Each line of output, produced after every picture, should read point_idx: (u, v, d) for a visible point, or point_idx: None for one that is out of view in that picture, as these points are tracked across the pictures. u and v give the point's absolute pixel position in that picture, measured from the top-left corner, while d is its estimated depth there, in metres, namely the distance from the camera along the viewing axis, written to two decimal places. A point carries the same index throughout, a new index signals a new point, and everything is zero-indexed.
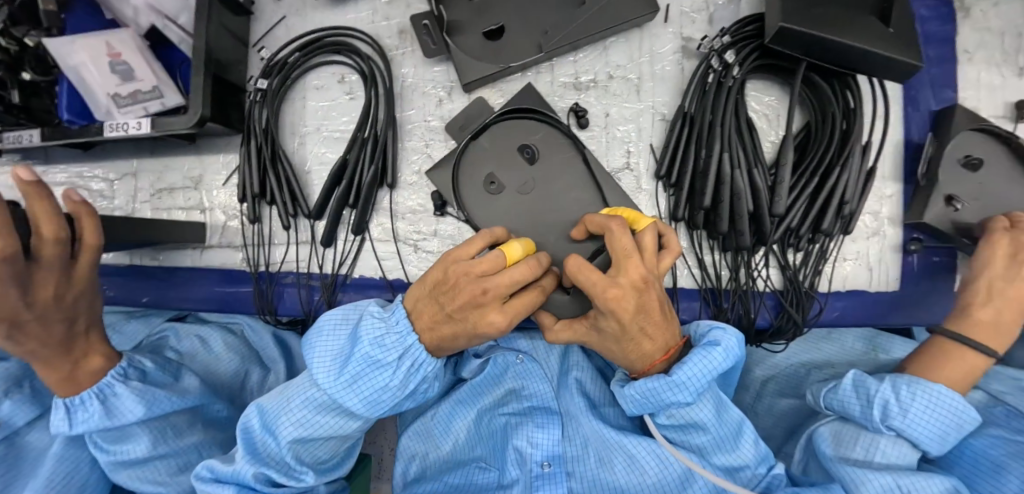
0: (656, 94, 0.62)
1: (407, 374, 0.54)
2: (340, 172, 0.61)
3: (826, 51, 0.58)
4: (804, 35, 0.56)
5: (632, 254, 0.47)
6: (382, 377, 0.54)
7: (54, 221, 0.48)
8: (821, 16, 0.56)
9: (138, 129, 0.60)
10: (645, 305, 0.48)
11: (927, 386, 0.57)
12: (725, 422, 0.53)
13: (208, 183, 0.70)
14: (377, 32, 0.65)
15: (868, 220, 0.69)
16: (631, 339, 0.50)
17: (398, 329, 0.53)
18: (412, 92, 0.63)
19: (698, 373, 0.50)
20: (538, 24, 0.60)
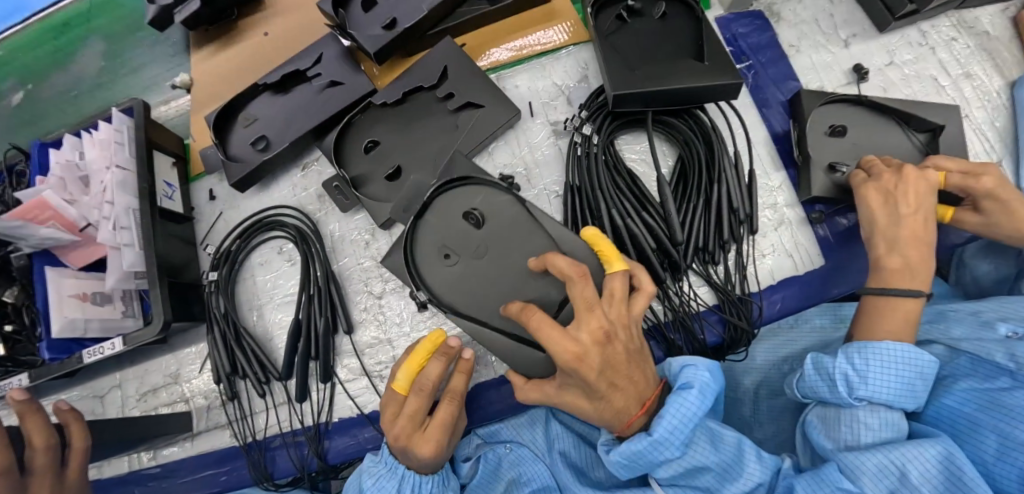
0: (545, 177, 0.72)
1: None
2: (297, 331, 0.67)
3: (662, 97, 0.68)
4: (636, 94, 0.67)
5: (594, 307, 0.45)
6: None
7: (45, 430, 0.50)
8: (645, 76, 0.68)
9: (112, 348, 0.68)
10: (608, 358, 0.46)
11: (876, 347, 0.51)
12: (721, 451, 0.52)
13: (187, 374, 0.75)
14: (301, 202, 0.75)
15: (769, 214, 0.76)
16: (604, 401, 0.49)
17: (390, 463, 0.57)
18: (343, 242, 0.72)
19: (678, 423, 0.48)
20: (425, 153, 0.70)
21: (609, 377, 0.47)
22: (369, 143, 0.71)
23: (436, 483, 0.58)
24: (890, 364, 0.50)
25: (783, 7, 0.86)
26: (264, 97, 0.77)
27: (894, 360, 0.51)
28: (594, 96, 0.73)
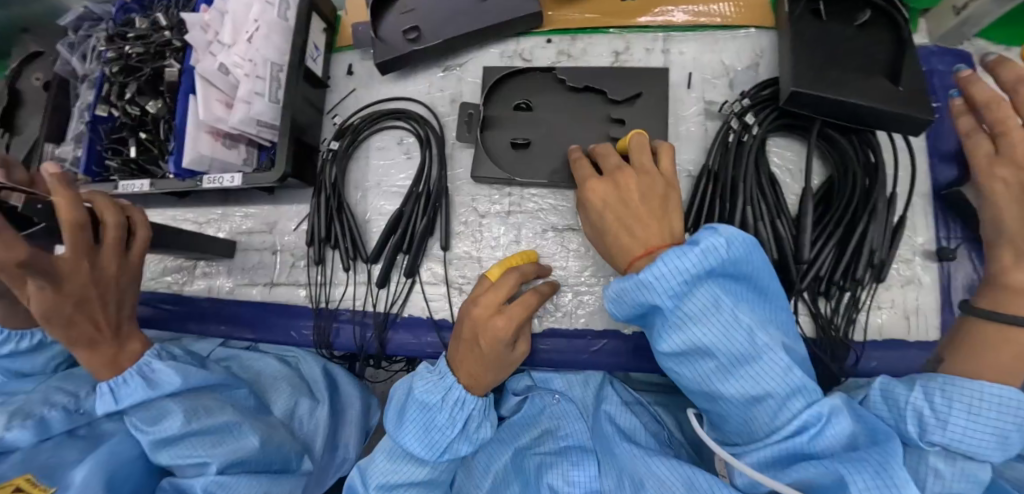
0: (682, 153, 0.68)
1: (455, 410, 0.58)
2: (396, 222, 0.68)
3: (838, 111, 0.63)
4: (815, 98, 0.62)
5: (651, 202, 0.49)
6: (434, 416, 0.58)
7: (110, 200, 0.57)
8: (829, 80, 0.63)
9: (232, 182, 0.72)
10: (664, 209, 0.49)
11: (963, 384, 0.42)
12: (743, 365, 0.43)
13: (281, 228, 0.80)
14: (433, 101, 0.74)
15: (902, 268, 0.68)
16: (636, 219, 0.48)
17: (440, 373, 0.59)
18: (460, 154, 0.72)
19: (697, 318, 0.44)
20: (559, 136, 0.67)
21: (643, 186, 0.49)
22: (521, 103, 0.69)
23: (480, 408, 0.59)
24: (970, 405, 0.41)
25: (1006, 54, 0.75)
26: None
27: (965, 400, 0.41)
28: (763, 85, 0.67)
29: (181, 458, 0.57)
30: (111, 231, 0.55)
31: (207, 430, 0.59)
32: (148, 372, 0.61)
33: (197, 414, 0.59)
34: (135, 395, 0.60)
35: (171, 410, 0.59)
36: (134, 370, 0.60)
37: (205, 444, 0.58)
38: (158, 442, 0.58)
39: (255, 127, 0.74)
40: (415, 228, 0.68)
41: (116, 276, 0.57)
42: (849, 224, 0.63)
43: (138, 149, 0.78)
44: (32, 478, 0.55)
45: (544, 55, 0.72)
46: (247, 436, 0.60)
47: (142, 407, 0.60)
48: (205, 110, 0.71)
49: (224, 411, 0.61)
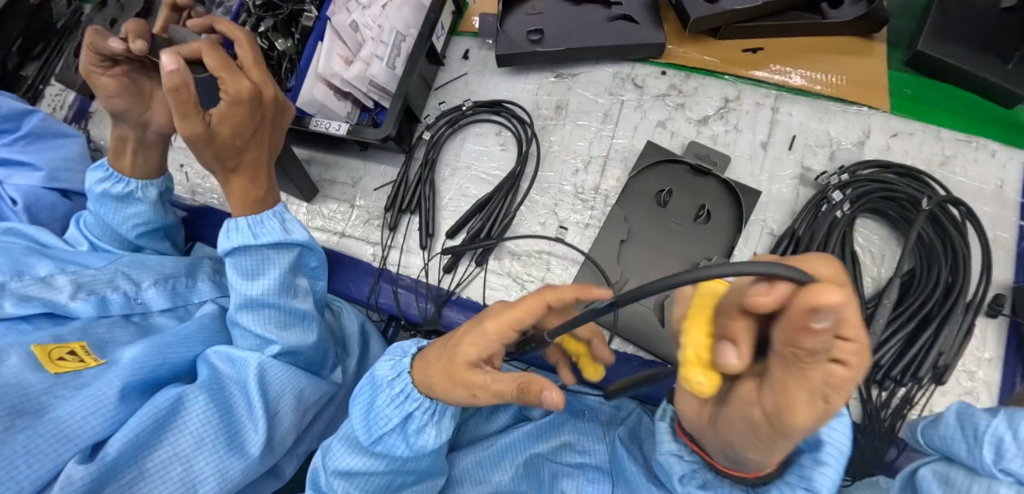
0: (768, 210, 0.68)
1: (397, 401, 0.48)
2: (492, 213, 0.68)
3: (897, 203, 0.67)
4: (875, 184, 0.66)
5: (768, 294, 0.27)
6: (375, 400, 0.49)
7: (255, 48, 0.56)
8: (888, 170, 0.68)
9: (337, 131, 0.71)
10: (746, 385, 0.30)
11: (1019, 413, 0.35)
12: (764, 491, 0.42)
13: (365, 184, 0.79)
14: (537, 103, 0.75)
15: (962, 378, 0.66)
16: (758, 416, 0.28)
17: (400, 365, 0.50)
18: (554, 158, 0.72)
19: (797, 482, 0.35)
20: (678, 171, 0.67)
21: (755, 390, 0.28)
22: (660, 192, 0.67)
23: (424, 408, 0.48)
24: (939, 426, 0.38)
25: None
26: None
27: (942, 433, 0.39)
28: (863, 166, 0.68)
29: (259, 328, 0.59)
30: (271, 87, 0.56)
31: (284, 307, 0.60)
32: (284, 222, 0.61)
33: (290, 289, 0.61)
34: (265, 233, 0.58)
35: (267, 270, 0.59)
36: (273, 214, 0.60)
37: (276, 322, 0.60)
38: (251, 298, 0.59)
39: (365, 86, 0.73)
40: (497, 224, 0.68)
41: (263, 105, 0.55)
42: (923, 321, 0.62)
43: None
44: (88, 348, 0.58)
45: (656, 84, 0.74)
46: (308, 332, 0.62)
47: (249, 254, 0.59)
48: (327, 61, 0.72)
49: (300, 299, 0.62)
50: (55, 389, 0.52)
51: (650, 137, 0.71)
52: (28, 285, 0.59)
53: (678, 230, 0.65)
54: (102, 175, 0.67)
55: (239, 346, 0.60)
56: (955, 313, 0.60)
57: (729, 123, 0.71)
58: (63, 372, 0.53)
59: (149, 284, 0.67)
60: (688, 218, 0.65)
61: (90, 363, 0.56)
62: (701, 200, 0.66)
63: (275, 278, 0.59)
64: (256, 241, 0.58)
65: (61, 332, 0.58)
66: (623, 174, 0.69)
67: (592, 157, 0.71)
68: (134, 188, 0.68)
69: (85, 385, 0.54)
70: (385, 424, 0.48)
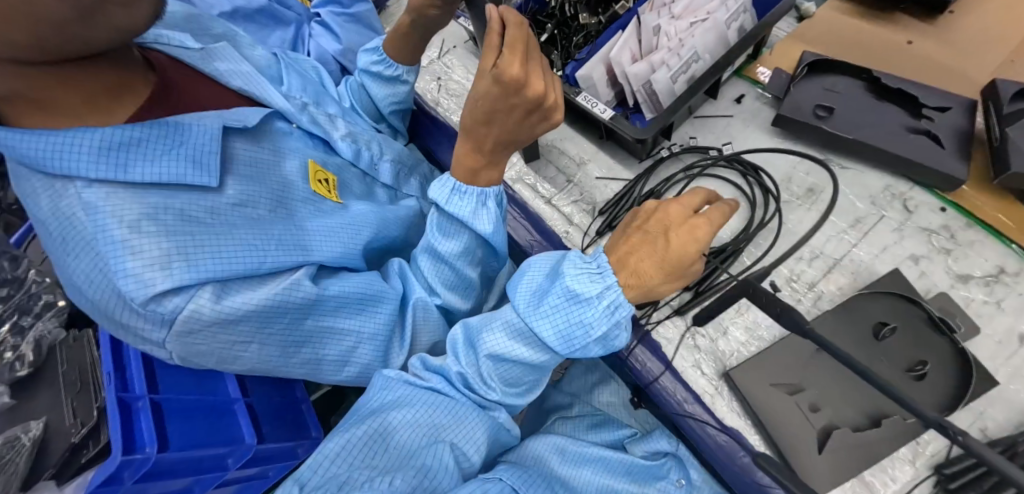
0: (994, 407, 0.59)
1: (606, 313, 0.50)
2: (697, 261, 0.67)
3: None
4: None
5: None
6: (579, 309, 0.50)
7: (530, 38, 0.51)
8: None
9: (599, 113, 0.72)
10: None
11: None
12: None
13: (588, 166, 0.77)
14: (789, 174, 0.72)
15: None
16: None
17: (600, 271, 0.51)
18: (781, 234, 0.68)
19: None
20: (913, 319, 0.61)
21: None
22: (881, 324, 0.61)
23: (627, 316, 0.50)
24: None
25: None
26: (859, 85, 0.72)
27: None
28: None
29: (433, 273, 0.63)
30: (542, 84, 0.51)
31: (459, 271, 0.63)
32: (481, 202, 0.61)
33: (468, 257, 0.63)
34: (461, 208, 0.60)
35: (461, 234, 0.61)
36: (476, 192, 0.60)
37: (446, 281, 0.63)
38: (434, 250, 0.62)
39: (639, 86, 0.72)
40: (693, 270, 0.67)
41: (524, 100, 0.51)
42: None
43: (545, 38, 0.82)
44: (336, 185, 0.68)
45: (927, 217, 0.67)
46: (461, 300, 0.66)
47: (450, 217, 0.61)
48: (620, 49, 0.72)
49: (471, 268, 0.64)
50: (307, 201, 0.62)
51: (896, 266, 0.65)
52: (320, 115, 0.72)
53: (884, 371, 0.59)
54: (378, 56, 0.78)
55: (416, 276, 0.65)
56: None
57: (992, 294, 0.63)
58: (319, 194, 0.64)
59: (387, 160, 0.77)
60: (900, 365, 0.59)
61: (333, 197, 0.66)
62: (924, 355, 0.59)
63: (464, 247, 0.61)
64: (472, 220, 0.60)
65: (327, 160, 0.70)
66: (847, 285, 0.65)
67: (822, 253, 0.67)
68: (402, 74, 0.79)
69: (327, 212, 0.63)
70: (584, 332, 0.51)
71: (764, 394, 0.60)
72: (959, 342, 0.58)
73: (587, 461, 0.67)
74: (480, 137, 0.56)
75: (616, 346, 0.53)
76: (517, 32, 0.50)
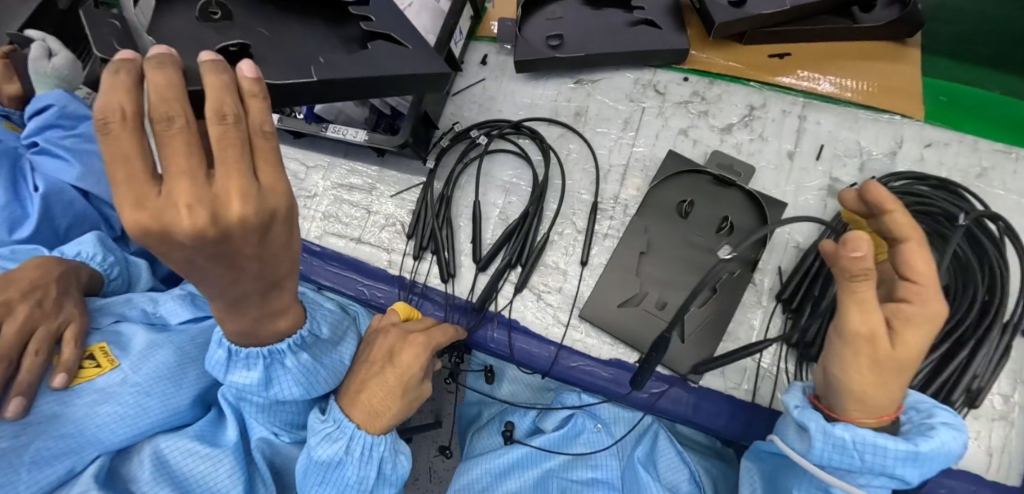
0: (795, 223, 0.66)
1: (364, 462, 0.56)
2: (512, 231, 0.66)
3: (930, 216, 0.64)
4: (903, 195, 0.64)
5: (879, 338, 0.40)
6: (343, 474, 0.55)
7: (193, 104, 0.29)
8: (917, 179, 0.66)
9: (354, 137, 0.75)
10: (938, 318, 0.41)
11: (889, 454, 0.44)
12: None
13: (380, 191, 0.83)
14: (556, 109, 0.74)
15: (995, 401, 0.64)
16: (908, 344, 0.40)
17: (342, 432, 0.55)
18: (573, 165, 0.71)
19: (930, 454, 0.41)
20: (705, 185, 0.65)
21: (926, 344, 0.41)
22: (682, 202, 0.65)
23: (388, 447, 0.57)
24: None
25: None
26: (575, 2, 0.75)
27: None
28: (894, 178, 0.66)
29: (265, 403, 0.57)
30: (235, 199, 0.29)
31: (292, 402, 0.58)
32: (277, 360, 0.53)
33: (312, 382, 0.57)
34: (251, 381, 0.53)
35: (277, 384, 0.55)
36: (262, 355, 0.51)
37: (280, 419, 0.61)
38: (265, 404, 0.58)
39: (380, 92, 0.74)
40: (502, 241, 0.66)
41: (240, 237, 0.31)
42: (955, 341, 0.60)
43: None
44: (106, 348, 0.61)
45: (678, 91, 0.72)
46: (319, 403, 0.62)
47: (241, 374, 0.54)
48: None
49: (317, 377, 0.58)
50: (69, 398, 0.56)
51: (672, 146, 0.69)
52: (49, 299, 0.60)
53: (701, 242, 0.63)
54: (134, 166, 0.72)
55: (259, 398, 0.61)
56: (992, 334, 0.57)
57: (754, 131, 0.69)
58: (79, 383, 0.58)
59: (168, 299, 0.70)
60: (711, 230, 0.64)
61: (108, 365, 0.60)
62: (724, 212, 0.64)
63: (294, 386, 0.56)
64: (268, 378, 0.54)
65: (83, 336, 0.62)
66: (643, 183, 0.68)
67: (613, 166, 0.70)
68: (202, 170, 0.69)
69: (103, 389, 0.58)
70: (359, 492, 0.56)
71: (612, 313, 0.63)
72: (745, 188, 0.64)
73: (515, 459, 0.68)
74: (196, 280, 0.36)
75: (398, 471, 0.59)
76: (172, 129, 0.28)
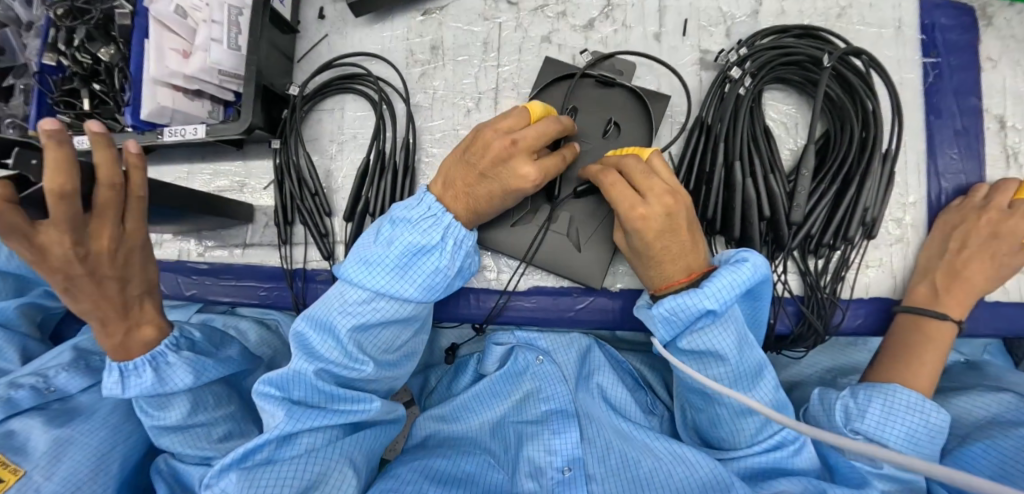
0: (674, 104, 0.65)
1: (453, 254, 0.53)
2: (391, 191, 0.64)
3: (800, 64, 0.64)
4: (769, 50, 0.63)
5: (650, 176, 0.51)
6: (416, 242, 0.52)
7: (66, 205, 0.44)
8: (782, 32, 0.65)
9: (194, 135, 0.67)
10: (674, 224, 0.50)
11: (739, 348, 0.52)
12: (748, 358, 0.52)
13: (252, 187, 0.75)
14: (410, 48, 0.69)
15: (891, 227, 0.66)
16: (656, 264, 0.52)
17: (432, 211, 0.53)
18: (443, 102, 0.67)
19: (732, 282, 0.48)
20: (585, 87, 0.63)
21: (666, 234, 0.50)
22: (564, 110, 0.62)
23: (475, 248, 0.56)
24: (895, 403, 0.52)
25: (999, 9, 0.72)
26: None
27: (903, 407, 0.52)
28: (760, 34, 0.64)
29: (191, 448, 0.58)
30: (104, 236, 0.50)
31: (205, 421, 0.59)
32: (163, 365, 0.56)
33: (203, 404, 0.59)
34: (143, 387, 0.55)
35: (175, 399, 0.57)
36: (146, 362, 0.55)
37: (207, 438, 0.59)
38: (163, 428, 0.57)
39: (216, 78, 0.70)
40: (381, 203, 0.64)
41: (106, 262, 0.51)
42: (843, 179, 0.61)
43: (92, 100, 0.75)
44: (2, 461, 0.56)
45: None
46: (247, 436, 0.63)
47: (149, 396, 0.56)
48: (159, 60, 0.66)
49: (229, 405, 0.62)
50: None
51: (538, 56, 0.66)
52: None
53: (583, 151, 0.61)
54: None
55: (181, 459, 0.60)
56: (872, 164, 0.59)
57: (616, 21, 0.66)
58: None
59: (59, 370, 0.67)
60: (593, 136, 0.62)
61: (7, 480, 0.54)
62: (609, 115, 0.62)
63: (185, 408, 0.57)
64: (164, 387, 0.55)
65: None
66: (517, 102, 0.65)
67: (482, 92, 0.66)
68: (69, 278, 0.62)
69: None
70: (448, 277, 0.54)
71: (507, 241, 0.61)
72: (626, 86, 0.62)
73: (465, 409, 0.66)
74: (76, 296, 0.52)
75: (472, 270, 0.57)
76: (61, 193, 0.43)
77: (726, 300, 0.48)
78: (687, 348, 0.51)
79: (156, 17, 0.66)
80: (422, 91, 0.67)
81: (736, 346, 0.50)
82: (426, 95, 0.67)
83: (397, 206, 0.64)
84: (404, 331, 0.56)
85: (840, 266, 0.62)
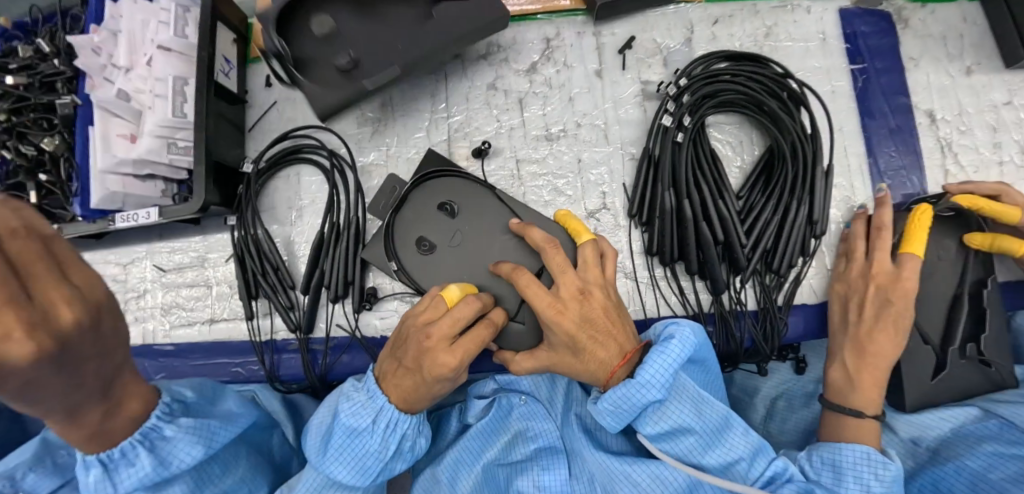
0: (623, 137, 0.67)
1: (389, 436, 0.54)
2: (347, 260, 0.63)
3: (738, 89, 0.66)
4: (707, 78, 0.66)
5: (569, 269, 0.51)
6: (363, 444, 0.53)
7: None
8: (719, 57, 0.67)
9: (147, 218, 0.65)
10: (588, 315, 0.50)
11: (711, 407, 0.52)
12: (709, 419, 0.52)
13: (214, 260, 0.73)
14: (360, 107, 0.70)
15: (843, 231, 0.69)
16: (588, 356, 0.51)
17: (372, 393, 0.54)
18: (397, 157, 0.68)
19: (661, 371, 0.49)
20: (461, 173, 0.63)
21: (587, 325, 0.50)
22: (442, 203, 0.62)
23: (414, 425, 0.55)
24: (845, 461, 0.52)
25: (914, 11, 0.77)
26: None
27: (851, 463, 0.52)
28: (696, 64, 0.66)
29: None
30: None
31: None
32: None
33: None
34: None
35: None
36: None
37: None
38: None
39: (166, 156, 0.69)
40: (340, 271, 0.63)
41: None
42: (790, 198, 0.63)
43: (39, 192, 0.71)
44: None
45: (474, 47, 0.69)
46: None
47: None
48: (105, 149, 0.66)
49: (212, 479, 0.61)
50: None
51: (486, 103, 0.67)
52: None
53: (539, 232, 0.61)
54: None
55: None
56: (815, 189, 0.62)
57: (557, 62, 0.68)
58: None
59: None
60: (494, 204, 0.62)
61: None
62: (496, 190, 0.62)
63: None
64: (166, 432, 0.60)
65: None
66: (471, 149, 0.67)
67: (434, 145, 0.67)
68: None
69: None
70: (380, 462, 0.54)
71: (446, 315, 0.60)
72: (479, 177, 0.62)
73: (455, 462, 0.65)
74: None
75: (414, 450, 0.57)
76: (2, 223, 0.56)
77: (665, 379, 0.49)
78: (647, 432, 0.52)
79: (101, 105, 0.67)
80: (375, 149, 0.68)
81: (693, 414, 0.52)
82: (379, 152, 0.68)
83: (352, 279, 0.63)
84: (386, 443, 0.54)
85: (794, 284, 0.65)
